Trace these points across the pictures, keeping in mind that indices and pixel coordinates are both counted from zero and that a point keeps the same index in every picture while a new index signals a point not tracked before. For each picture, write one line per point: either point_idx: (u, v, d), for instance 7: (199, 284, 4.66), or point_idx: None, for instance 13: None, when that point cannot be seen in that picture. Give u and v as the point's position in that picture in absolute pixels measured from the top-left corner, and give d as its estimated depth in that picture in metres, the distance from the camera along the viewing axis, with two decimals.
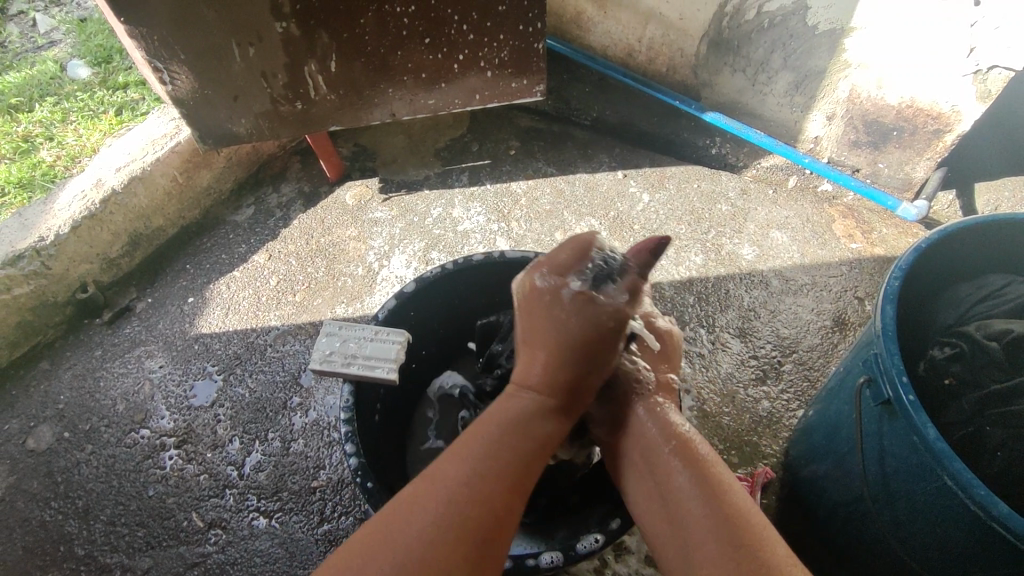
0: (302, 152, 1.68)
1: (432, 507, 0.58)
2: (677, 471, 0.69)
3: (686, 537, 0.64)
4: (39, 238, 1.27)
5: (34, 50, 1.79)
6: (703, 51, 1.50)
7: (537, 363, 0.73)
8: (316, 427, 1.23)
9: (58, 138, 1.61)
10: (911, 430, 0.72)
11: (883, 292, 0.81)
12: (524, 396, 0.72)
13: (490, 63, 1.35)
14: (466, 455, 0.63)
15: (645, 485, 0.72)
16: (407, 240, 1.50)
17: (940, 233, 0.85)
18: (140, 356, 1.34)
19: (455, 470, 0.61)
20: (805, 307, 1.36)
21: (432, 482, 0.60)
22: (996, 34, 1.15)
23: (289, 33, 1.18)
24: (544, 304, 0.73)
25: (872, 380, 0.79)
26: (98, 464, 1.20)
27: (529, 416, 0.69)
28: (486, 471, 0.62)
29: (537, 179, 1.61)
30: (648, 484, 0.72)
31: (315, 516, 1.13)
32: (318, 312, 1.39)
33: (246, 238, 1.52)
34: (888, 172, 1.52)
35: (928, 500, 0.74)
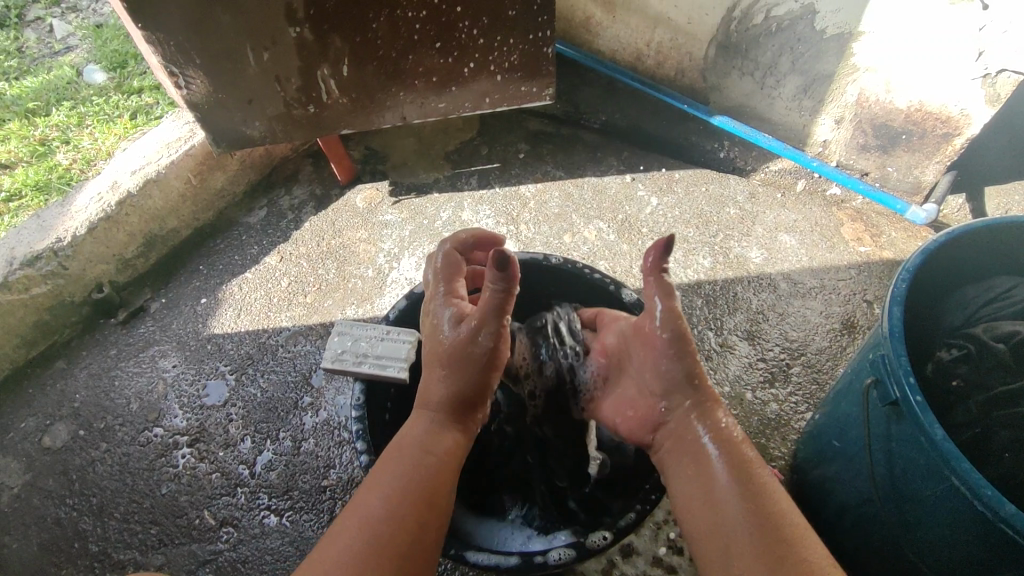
0: (313, 155, 1.70)
1: (357, 530, 0.67)
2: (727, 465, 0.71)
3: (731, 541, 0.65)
4: (57, 239, 1.30)
5: (50, 55, 1.82)
6: (711, 55, 1.51)
7: (437, 379, 0.82)
8: (326, 426, 1.24)
9: (74, 141, 1.64)
10: (918, 431, 0.73)
11: (890, 294, 0.81)
12: (428, 414, 0.81)
13: (499, 67, 1.37)
14: (381, 485, 0.72)
15: (689, 471, 0.73)
16: (417, 242, 1.51)
17: (947, 236, 0.84)
18: (154, 356, 1.36)
19: (377, 496, 0.71)
20: (813, 310, 1.36)
21: (352, 511, 0.70)
22: (1005, 38, 1.16)
23: (302, 38, 1.20)
24: (449, 348, 0.81)
25: (879, 381, 0.79)
26: (113, 462, 1.22)
27: (428, 440, 0.78)
28: (388, 509, 0.69)
29: (546, 182, 1.63)
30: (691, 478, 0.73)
31: (325, 514, 1.14)
32: (329, 313, 1.40)
33: (258, 240, 1.53)
34: (897, 176, 1.52)
35: (937, 503, 0.74)
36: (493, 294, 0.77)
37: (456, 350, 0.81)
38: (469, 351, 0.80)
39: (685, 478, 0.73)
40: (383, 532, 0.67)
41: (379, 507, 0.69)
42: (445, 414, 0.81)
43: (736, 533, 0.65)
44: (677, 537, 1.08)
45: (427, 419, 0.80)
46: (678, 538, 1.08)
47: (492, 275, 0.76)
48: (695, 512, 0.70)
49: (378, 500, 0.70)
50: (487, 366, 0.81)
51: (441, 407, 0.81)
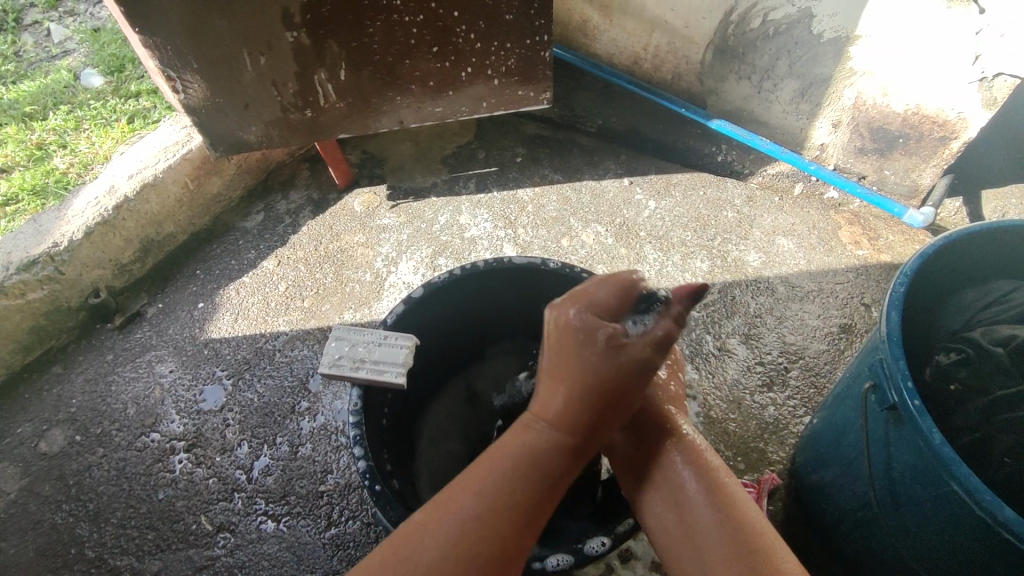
0: (311, 159, 1.70)
1: (445, 535, 0.61)
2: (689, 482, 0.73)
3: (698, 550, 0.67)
4: (53, 244, 1.29)
5: (48, 59, 1.82)
6: (709, 59, 1.51)
7: (557, 397, 0.70)
8: (324, 431, 1.23)
9: (71, 146, 1.64)
10: (917, 435, 0.72)
11: (887, 298, 0.81)
12: (539, 428, 0.69)
13: (497, 71, 1.37)
14: (476, 489, 0.64)
15: (659, 502, 0.74)
16: (414, 246, 1.51)
17: (944, 240, 0.84)
18: (151, 361, 1.35)
19: (464, 512, 0.62)
20: (811, 313, 1.36)
21: (443, 511, 0.63)
22: (1003, 42, 1.16)
23: (300, 42, 1.20)
24: (578, 349, 0.70)
25: (878, 386, 0.79)
26: (109, 468, 1.22)
27: (543, 452, 0.67)
28: (482, 523, 0.62)
29: (544, 186, 1.63)
30: (665, 496, 0.73)
31: (322, 520, 1.14)
32: (326, 318, 1.40)
33: (255, 244, 1.53)
34: (894, 179, 1.52)
35: (936, 508, 0.73)
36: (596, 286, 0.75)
37: (586, 356, 0.69)
38: (607, 366, 0.69)
39: (650, 501, 0.75)
40: (472, 545, 0.60)
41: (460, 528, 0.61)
42: (562, 442, 0.69)
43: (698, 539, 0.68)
44: None
45: (538, 434, 0.69)
46: None
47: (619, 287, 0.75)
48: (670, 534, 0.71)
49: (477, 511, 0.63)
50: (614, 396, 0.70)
51: (550, 436, 0.68)
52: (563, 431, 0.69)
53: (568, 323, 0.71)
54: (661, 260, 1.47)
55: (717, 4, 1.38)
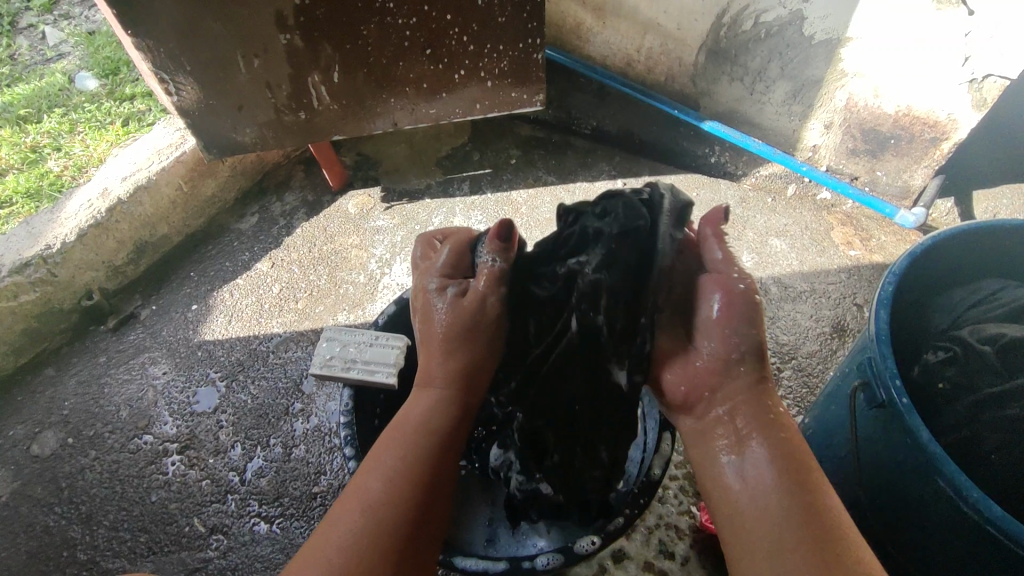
0: (305, 162, 1.70)
1: (370, 490, 0.69)
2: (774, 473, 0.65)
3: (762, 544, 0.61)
4: (46, 246, 1.29)
5: (42, 62, 1.82)
6: (701, 61, 1.52)
7: (436, 361, 0.83)
8: (317, 433, 1.23)
9: (65, 148, 1.64)
10: (906, 433, 0.73)
11: (876, 297, 0.81)
12: (432, 390, 0.82)
13: (490, 73, 1.37)
14: (389, 451, 0.73)
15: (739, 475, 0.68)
16: (408, 248, 1.51)
17: (932, 239, 0.85)
18: (144, 363, 1.35)
19: (385, 464, 0.72)
20: (804, 314, 1.37)
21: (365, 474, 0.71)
22: (992, 43, 1.18)
23: (293, 44, 1.20)
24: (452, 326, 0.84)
25: (866, 384, 0.79)
26: (102, 470, 1.21)
27: (429, 416, 0.78)
28: (398, 471, 0.71)
29: (538, 188, 1.63)
30: (744, 478, 0.67)
31: (315, 521, 1.14)
32: (320, 319, 1.40)
33: (249, 246, 1.53)
34: (886, 180, 1.53)
35: (924, 506, 0.74)
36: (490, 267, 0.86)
37: (459, 321, 0.84)
38: (478, 320, 0.85)
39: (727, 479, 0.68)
40: (398, 491, 0.69)
41: (383, 478, 0.70)
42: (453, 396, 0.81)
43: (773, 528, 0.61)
44: (668, 542, 1.08)
45: (431, 394, 0.81)
46: (669, 544, 1.07)
47: (493, 247, 0.87)
48: (741, 514, 0.65)
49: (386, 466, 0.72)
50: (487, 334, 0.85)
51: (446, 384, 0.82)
52: (448, 383, 0.82)
53: (437, 310, 0.86)
54: None
55: (709, 6, 1.39)
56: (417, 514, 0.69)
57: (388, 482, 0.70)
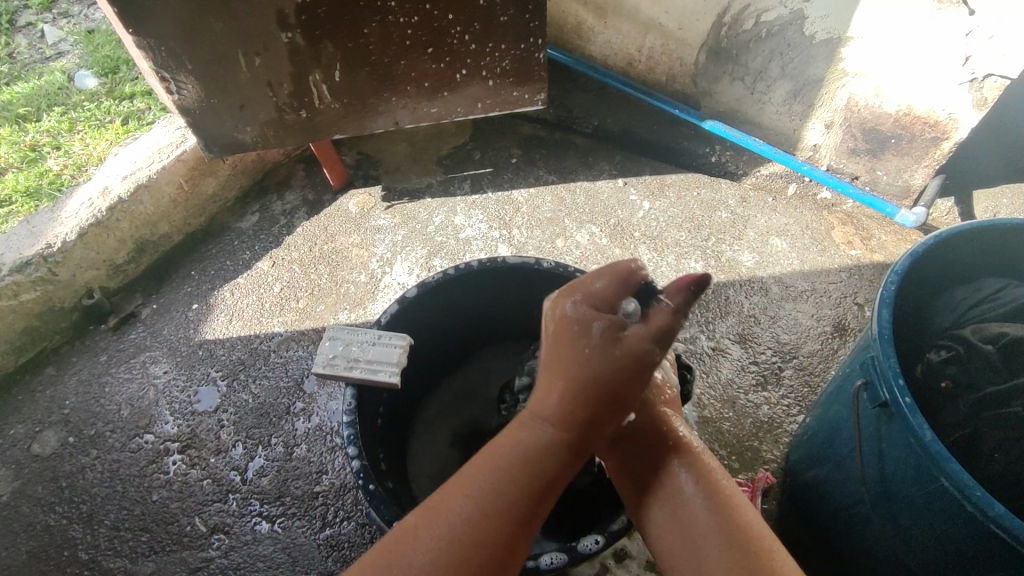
0: (306, 161, 1.70)
1: (417, 564, 0.57)
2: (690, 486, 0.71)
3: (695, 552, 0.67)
4: (47, 245, 1.29)
5: (41, 61, 1.82)
6: (702, 60, 1.52)
7: (553, 394, 0.67)
8: (319, 432, 1.23)
9: (65, 147, 1.63)
10: (908, 432, 0.73)
11: (879, 296, 0.81)
12: (540, 430, 0.66)
13: (492, 72, 1.37)
14: (474, 485, 0.63)
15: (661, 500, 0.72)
16: (409, 247, 1.51)
17: (935, 238, 0.85)
18: (145, 362, 1.35)
19: (445, 527, 0.60)
20: (805, 313, 1.37)
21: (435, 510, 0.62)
22: (991, 43, 1.17)
23: (294, 43, 1.20)
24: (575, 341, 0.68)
25: (869, 383, 0.79)
26: (103, 470, 1.21)
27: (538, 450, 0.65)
28: (458, 540, 0.59)
29: (539, 187, 1.63)
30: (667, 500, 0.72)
31: (317, 520, 1.14)
32: (322, 319, 1.40)
33: (250, 246, 1.53)
34: (887, 180, 1.53)
35: (926, 504, 0.74)
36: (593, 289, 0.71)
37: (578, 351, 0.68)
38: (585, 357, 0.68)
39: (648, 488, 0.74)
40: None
41: (431, 553, 0.58)
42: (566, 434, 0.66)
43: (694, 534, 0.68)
44: None
45: (535, 436, 0.66)
46: None
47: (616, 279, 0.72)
48: (670, 538, 0.70)
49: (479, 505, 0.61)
50: (608, 405, 0.67)
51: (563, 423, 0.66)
52: (561, 426, 0.66)
53: (581, 338, 0.68)
54: (655, 261, 1.47)
55: (710, 6, 1.39)
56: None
57: (431, 567, 0.57)
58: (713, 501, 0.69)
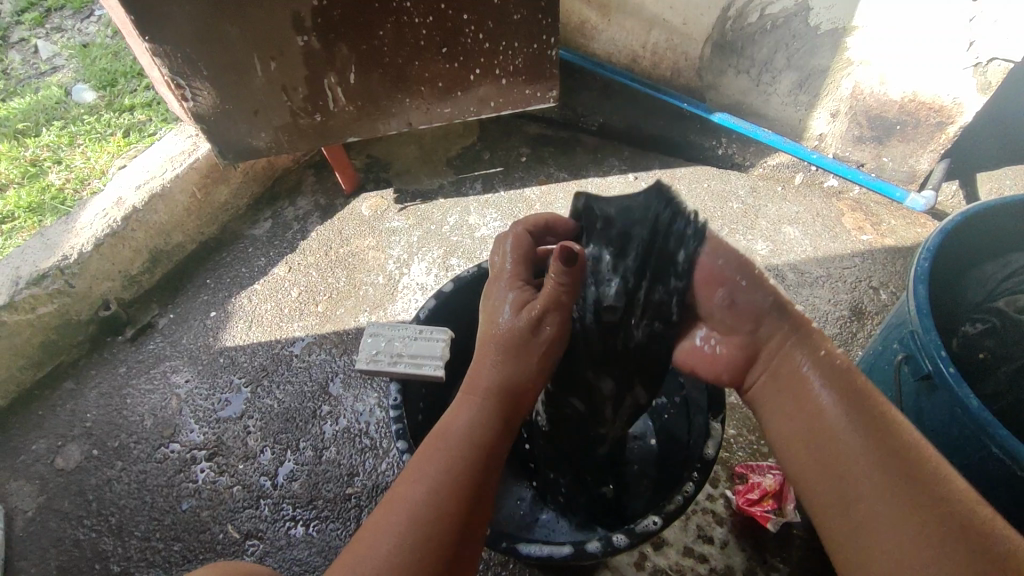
0: (316, 166, 1.69)
1: (405, 507, 0.62)
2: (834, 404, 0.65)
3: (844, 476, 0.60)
4: (63, 257, 1.28)
5: (37, 76, 1.80)
6: (707, 55, 1.55)
7: (487, 364, 0.74)
8: (347, 434, 1.23)
9: (66, 161, 1.62)
10: (954, 402, 0.74)
11: (913, 272, 0.83)
12: (475, 398, 0.72)
13: (504, 71, 1.38)
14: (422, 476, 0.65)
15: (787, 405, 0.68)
16: (426, 247, 1.51)
17: (963, 215, 0.87)
18: (166, 372, 1.34)
19: (429, 471, 0.65)
20: (821, 299, 1.39)
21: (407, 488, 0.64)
22: (995, 28, 1.20)
23: (310, 46, 1.20)
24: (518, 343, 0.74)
25: (911, 356, 0.81)
26: (129, 481, 1.20)
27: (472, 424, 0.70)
28: (443, 483, 0.64)
29: (550, 184, 1.64)
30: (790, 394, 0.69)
31: (351, 522, 1.13)
32: (342, 322, 1.39)
33: (264, 252, 1.52)
34: (893, 166, 1.56)
35: (972, 472, 0.75)
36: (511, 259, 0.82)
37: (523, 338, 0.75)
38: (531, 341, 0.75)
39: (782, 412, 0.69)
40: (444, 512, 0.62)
41: (429, 486, 0.64)
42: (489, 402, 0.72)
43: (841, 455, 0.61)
44: (706, 527, 1.09)
45: (473, 404, 0.71)
46: (708, 528, 1.08)
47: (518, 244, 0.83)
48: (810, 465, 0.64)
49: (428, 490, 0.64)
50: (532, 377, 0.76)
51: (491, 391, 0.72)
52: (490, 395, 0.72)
53: (496, 331, 0.76)
54: None
55: (714, 0, 1.42)
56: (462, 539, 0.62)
57: (427, 505, 0.62)
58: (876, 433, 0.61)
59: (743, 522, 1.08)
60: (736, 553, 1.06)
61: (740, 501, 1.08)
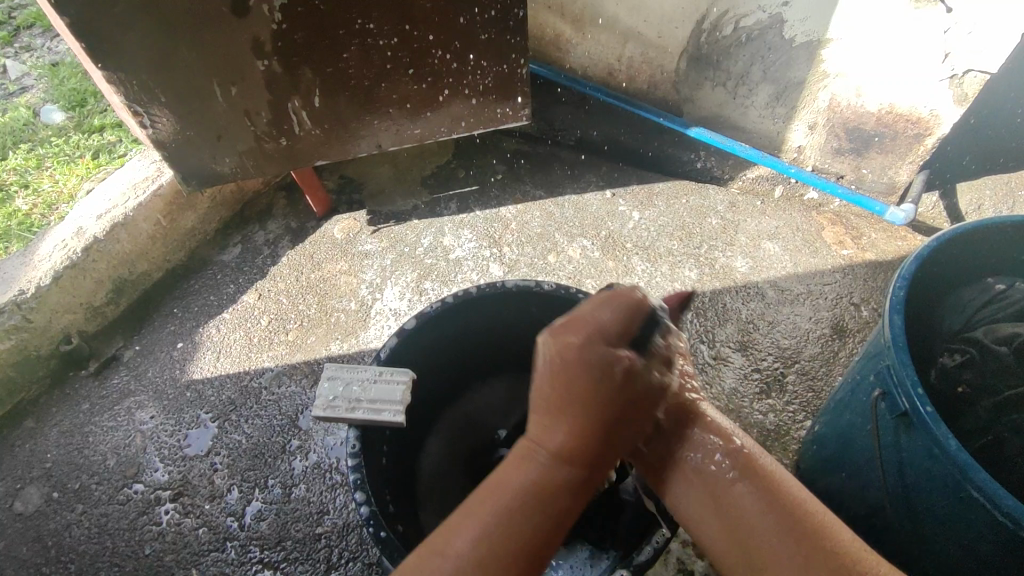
0: (287, 188, 1.66)
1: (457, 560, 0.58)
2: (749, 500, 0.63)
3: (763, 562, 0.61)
4: (20, 292, 1.23)
5: (4, 96, 1.75)
6: (683, 67, 1.52)
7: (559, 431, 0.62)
8: (317, 470, 1.19)
9: (32, 185, 1.58)
10: (932, 442, 0.71)
11: (889, 303, 0.80)
12: (538, 459, 0.62)
13: (475, 90, 1.35)
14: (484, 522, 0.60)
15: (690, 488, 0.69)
16: (399, 271, 1.48)
17: (939, 240, 0.84)
18: (130, 408, 1.29)
19: (476, 526, 0.59)
20: (803, 316, 1.36)
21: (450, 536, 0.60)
22: (970, 39, 1.18)
23: (272, 70, 1.17)
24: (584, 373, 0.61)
25: (887, 392, 0.78)
26: (91, 525, 1.15)
27: (549, 486, 0.61)
28: (491, 541, 0.58)
29: (527, 202, 1.61)
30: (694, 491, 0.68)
31: (321, 564, 1.09)
32: (313, 350, 1.36)
33: (233, 278, 1.48)
34: (872, 177, 1.54)
35: (951, 511, 0.73)
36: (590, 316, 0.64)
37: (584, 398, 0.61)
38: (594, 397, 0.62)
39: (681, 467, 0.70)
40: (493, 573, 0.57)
41: (478, 535, 0.58)
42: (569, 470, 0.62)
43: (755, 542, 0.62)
44: (687, 560, 1.05)
45: (537, 464, 0.62)
46: (688, 562, 1.05)
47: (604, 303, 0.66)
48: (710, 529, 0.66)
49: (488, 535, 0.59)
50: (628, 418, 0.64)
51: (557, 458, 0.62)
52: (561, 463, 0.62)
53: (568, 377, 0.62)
54: (649, 271, 1.46)
55: (688, 13, 1.39)
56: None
57: (462, 573, 0.57)
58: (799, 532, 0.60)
59: None
60: None
61: None
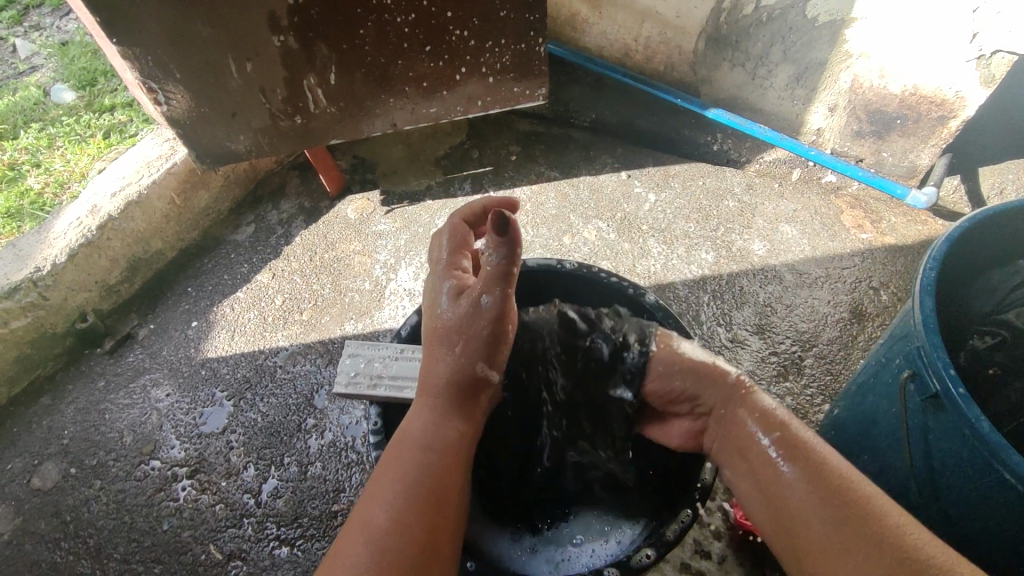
0: (299, 167, 1.64)
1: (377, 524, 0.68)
2: (812, 494, 0.66)
3: (831, 560, 0.63)
4: (36, 269, 1.23)
5: (15, 76, 1.74)
6: (701, 48, 1.50)
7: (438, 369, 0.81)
8: (333, 449, 1.19)
9: (45, 164, 1.57)
10: (962, 423, 0.70)
11: (919, 284, 0.79)
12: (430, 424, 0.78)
13: (492, 69, 1.33)
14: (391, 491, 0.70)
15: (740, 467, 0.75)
16: (413, 251, 1.47)
17: (973, 221, 0.83)
18: (145, 385, 1.30)
19: (388, 496, 0.70)
20: (820, 300, 1.35)
21: (371, 504, 0.70)
22: (999, 19, 1.16)
23: (287, 46, 1.15)
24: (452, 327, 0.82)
25: (916, 374, 0.77)
26: (108, 500, 1.16)
27: (428, 444, 0.76)
28: (407, 504, 0.69)
29: (541, 183, 1.60)
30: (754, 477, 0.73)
31: (337, 541, 1.10)
32: (327, 330, 1.35)
33: (247, 258, 1.48)
34: (892, 160, 1.51)
35: (980, 493, 0.72)
36: (491, 264, 0.80)
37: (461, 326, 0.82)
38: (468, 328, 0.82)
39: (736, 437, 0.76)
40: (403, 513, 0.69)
41: (393, 505, 0.69)
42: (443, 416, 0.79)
43: (835, 539, 0.63)
44: (704, 541, 1.05)
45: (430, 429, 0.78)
46: (705, 543, 1.05)
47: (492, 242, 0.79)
48: (764, 510, 0.71)
49: (392, 502, 0.70)
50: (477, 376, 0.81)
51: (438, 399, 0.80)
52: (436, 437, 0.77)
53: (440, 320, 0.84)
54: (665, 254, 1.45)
55: None
56: (424, 548, 0.67)
57: (386, 530, 0.67)
58: (851, 528, 0.63)
59: (741, 537, 1.05)
60: (734, 568, 1.03)
61: (740, 514, 1.05)
